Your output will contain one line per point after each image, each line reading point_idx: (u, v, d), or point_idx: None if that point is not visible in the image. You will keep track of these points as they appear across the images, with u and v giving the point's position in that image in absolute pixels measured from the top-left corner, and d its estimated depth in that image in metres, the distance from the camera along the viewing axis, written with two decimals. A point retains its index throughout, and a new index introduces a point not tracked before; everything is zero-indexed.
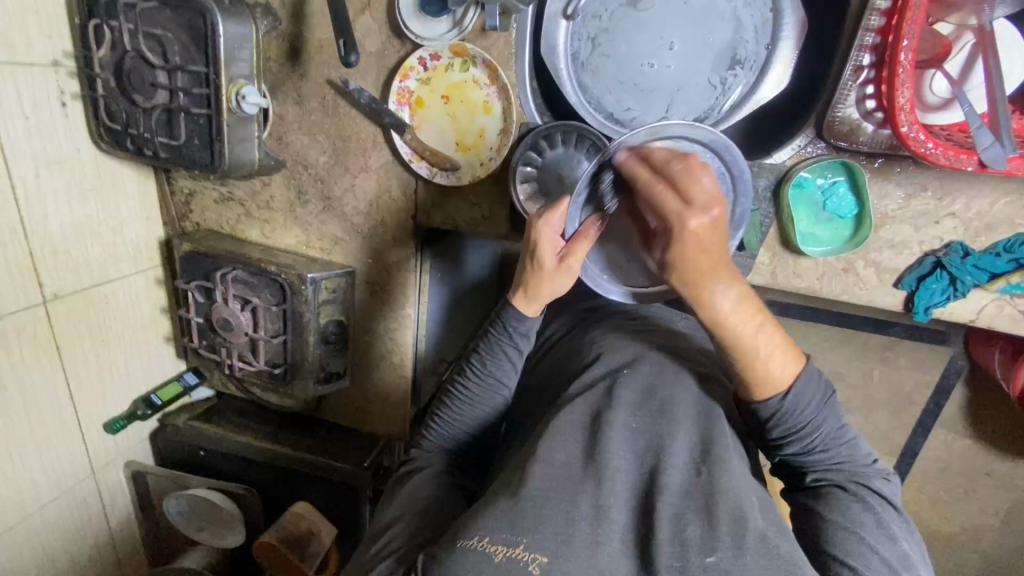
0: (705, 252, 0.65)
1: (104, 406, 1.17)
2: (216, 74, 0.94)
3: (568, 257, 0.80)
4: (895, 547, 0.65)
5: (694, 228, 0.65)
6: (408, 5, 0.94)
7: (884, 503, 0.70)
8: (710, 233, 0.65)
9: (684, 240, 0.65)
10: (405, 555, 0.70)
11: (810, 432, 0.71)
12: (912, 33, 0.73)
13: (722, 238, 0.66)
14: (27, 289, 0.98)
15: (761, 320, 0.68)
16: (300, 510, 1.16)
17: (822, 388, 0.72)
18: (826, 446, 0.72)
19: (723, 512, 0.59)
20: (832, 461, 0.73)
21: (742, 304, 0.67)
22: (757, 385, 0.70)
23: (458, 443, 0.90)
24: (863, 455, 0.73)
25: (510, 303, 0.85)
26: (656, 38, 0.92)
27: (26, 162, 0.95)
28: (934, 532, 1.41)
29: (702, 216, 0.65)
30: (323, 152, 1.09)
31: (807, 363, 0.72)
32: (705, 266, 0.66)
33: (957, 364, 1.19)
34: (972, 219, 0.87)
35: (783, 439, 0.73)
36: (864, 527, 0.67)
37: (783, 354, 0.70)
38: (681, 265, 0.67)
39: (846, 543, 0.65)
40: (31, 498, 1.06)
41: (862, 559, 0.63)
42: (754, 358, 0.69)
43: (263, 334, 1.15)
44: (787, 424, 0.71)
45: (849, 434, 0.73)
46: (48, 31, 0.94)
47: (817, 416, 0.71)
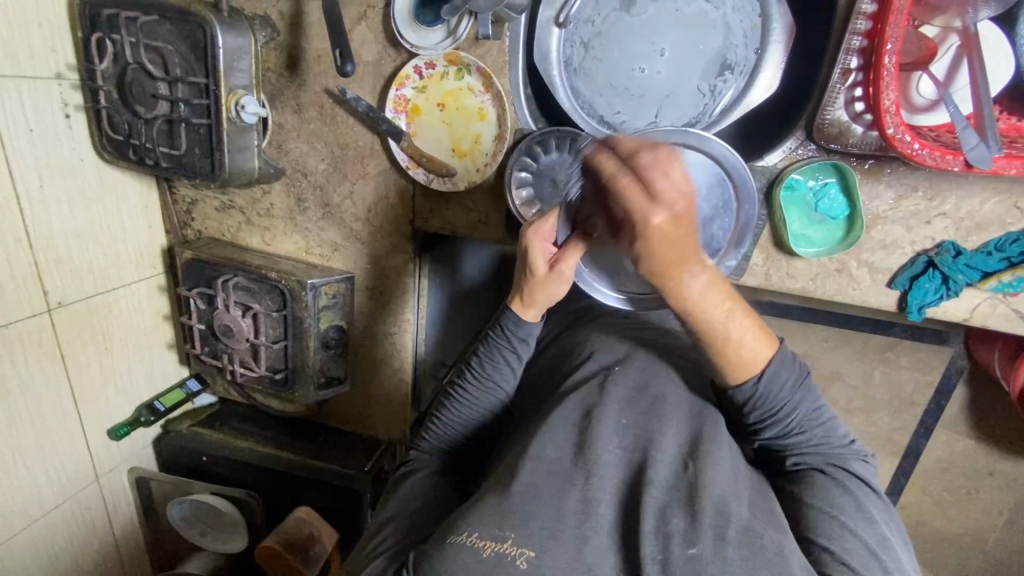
0: (671, 246, 0.63)
1: (108, 412, 1.18)
2: (216, 84, 0.96)
3: (559, 262, 0.82)
4: (873, 529, 0.66)
5: (659, 225, 0.62)
6: (402, 15, 0.96)
7: (861, 484, 0.71)
8: (675, 228, 0.62)
9: (649, 237, 0.62)
10: (396, 553, 0.72)
11: (785, 415, 0.73)
12: (896, 36, 0.74)
13: (691, 228, 0.63)
14: (32, 297, 0.99)
15: (731, 304, 0.69)
16: (302, 515, 1.18)
17: (796, 370, 0.73)
18: (802, 428, 0.73)
19: (707, 504, 0.60)
20: (810, 444, 0.74)
21: (711, 290, 0.68)
22: (730, 368, 0.72)
23: (455, 444, 0.91)
24: (840, 436, 0.74)
25: (507, 308, 0.86)
26: (648, 44, 0.94)
27: (31, 173, 0.97)
28: (937, 532, 1.40)
29: (667, 213, 0.61)
30: (321, 160, 1.11)
31: (781, 347, 0.74)
32: (674, 260, 0.64)
33: (957, 364, 1.20)
34: (963, 219, 0.88)
35: (760, 423, 0.74)
36: (844, 510, 0.67)
37: (753, 335, 0.71)
38: (648, 260, 0.65)
39: (826, 527, 0.65)
40: (35, 504, 1.08)
41: (840, 541, 0.64)
42: (726, 342, 0.70)
43: (264, 340, 1.17)
44: (763, 407, 0.73)
45: (825, 416, 0.74)
46: (52, 45, 0.96)
47: (793, 398, 0.72)
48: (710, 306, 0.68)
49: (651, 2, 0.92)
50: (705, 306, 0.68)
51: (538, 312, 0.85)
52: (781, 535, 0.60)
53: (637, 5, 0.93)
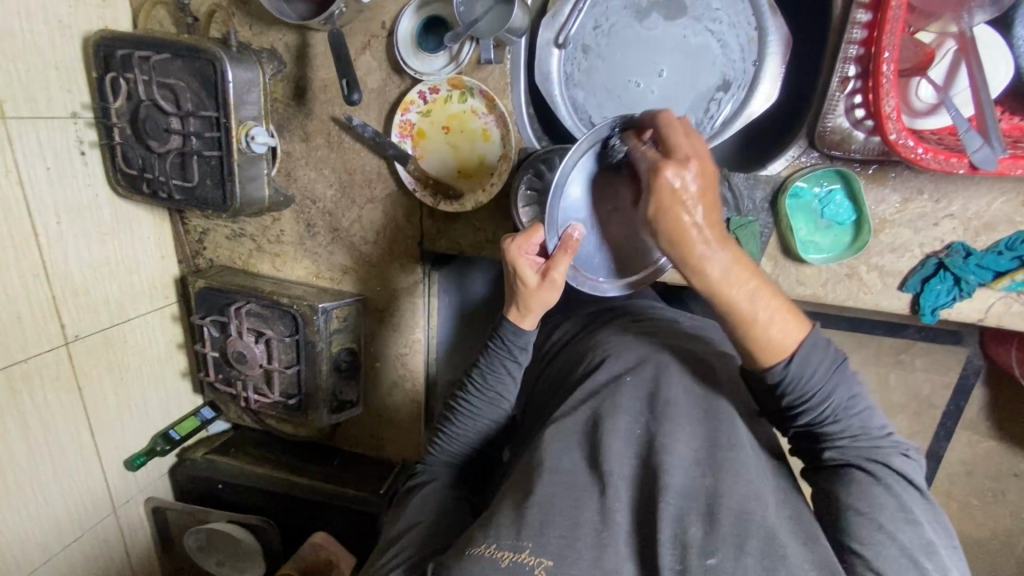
0: (681, 204, 0.66)
1: (124, 442, 1.19)
2: (226, 117, 0.98)
3: (550, 270, 0.80)
4: (916, 532, 0.65)
5: (670, 178, 0.66)
6: (406, 44, 0.99)
7: (902, 481, 0.69)
8: (692, 186, 0.66)
9: (660, 190, 0.66)
10: (413, 567, 0.72)
11: (820, 401, 0.71)
12: (892, 44, 0.75)
13: (709, 186, 0.67)
14: (49, 332, 1.01)
15: (755, 285, 0.67)
16: (320, 540, 1.20)
17: (830, 353, 0.71)
18: (838, 417, 0.71)
19: (727, 511, 0.59)
20: (848, 435, 0.71)
21: (736, 266, 0.67)
22: (760, 350, 0.70)
23: (462, 457, 0.91)
24: (878, 428, 0.72)
25: (505, 318, 0.85)
26: (648, 61, 0.96)
27: (48, 210, 0.99)
28: (967, 537, 1.38)
29: (679, 168, 0.66)
30: (330, 186, 1.13)
31: (813, 329, 0.71)
32: (690, 223, 0.66)
33: (974, 364, 1.19)
34: (971, 219, 0.88)
35: (795, 409, 0.72)
36: (885, 511, 0.66)
37: (783, 319, 0.69)
38: (660, 221, 0.67)
39: (864, 533, 0.64)
40: (55, 539, 1.08)
41: (879, 548, 0.63)
42: (753, 323, 0.68)
43: (276, 365, 1.17)
44: (797, 393, 0.71)
45: (862, 405, 0.72)
46: (68, 86, 0.99)
47: (826, 385, 0.70)
48: (732, 283, 0.67)
49: (662, 20, 0.94)
50: (726, 281, 0.67)
51: (535, 320, 0.85)
52: (806, 549, 0.59)
53: (649, 19, 0.94)
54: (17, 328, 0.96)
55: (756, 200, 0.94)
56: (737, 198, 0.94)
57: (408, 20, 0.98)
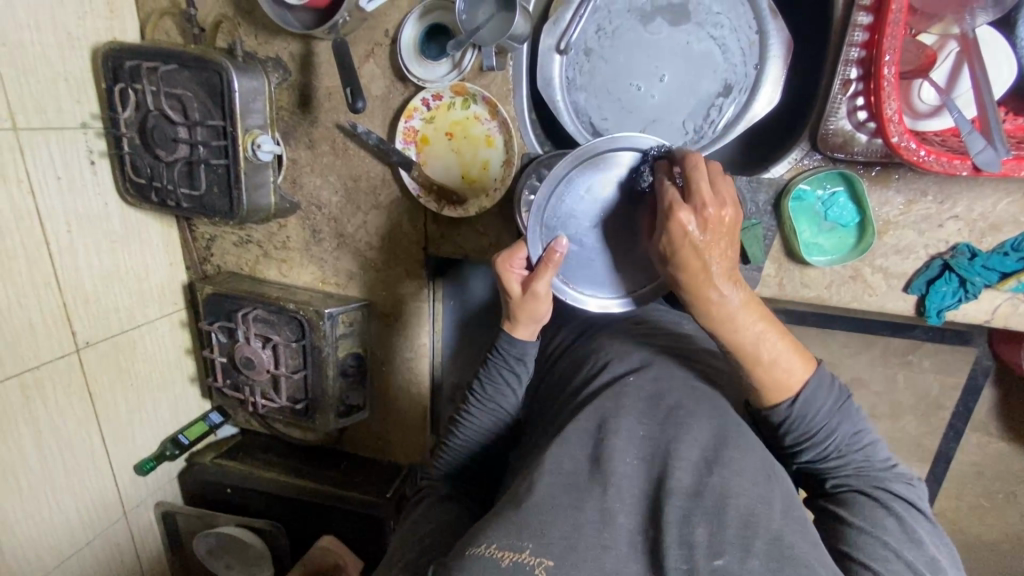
0: (694, 249, 0.67)
1: (134, 447, 1.20)
2: (233, 126, 0.99)
3: (533, 283, 0.82)
4: (921, 551, 0.64)
5: (683, 224, 0.67)
6: (408, 52, 1.00)
7: (907, 506, 0.69)
8: (702, 230, 0.67)
9: (672, 231, 0.68)
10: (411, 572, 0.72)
11: (823, 439, 0.72)
12: (893, 47, 0.75)
13: (723, 234, 0.68)
14: (61, 337, 1.03)
15: (764, 326, 0.70)
16: (327, 544, 1.21)
17: (835, 393, 0.72)
18: (840, 452, 0.72)
19: (732, 513, 0.59)
20: (851, 469, 0.72)
21: (747, 307, 0.69)
22: (768, 388, 0.72)
23: (462, 469, 0.91)
24: (882, 460, 0.72)
25: (499, 329, 0.88)
26: (650, 66, 0.96)
27: (59, 219, 1.01)
28: (977, 539, 1.37)
29: (694, 215, 0.67)
30: (335, 192, 1.14)
31: (819, 369, 0.74)
32: (701, 267, 0.68)
33: (983, 365, 1.18)
34: (976, 220, 0.88)
35: (797, 446, 0.74)
36: (888, 531, 0.66)
37: (791, 355, 0.71)
38: (673, 254, 0.69)
39: (870, 547, 0.64)
40: (67, 541, 1.09)
41: (885, 563, 0.63)
42: (758, 361, 0.70)
43: (283, 370, 1.19)
44: (800, 430, 0.72)
45: (865, 440, 0.72)
46: (78, 97, 1.01)
47: (829, 422, 0.72)
48: (741, 322, 0.69)
49: (667, 25, 0.95)
50: (733, 322, 0.69)
51: (528, 330, 0.86)
52: (813, 549, 0.59)
53: (653, 23, 0.95)
54: (29, 336, 0.97)
55: (759, 203, 0.94)
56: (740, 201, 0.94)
57: (411, 28, 0.99)
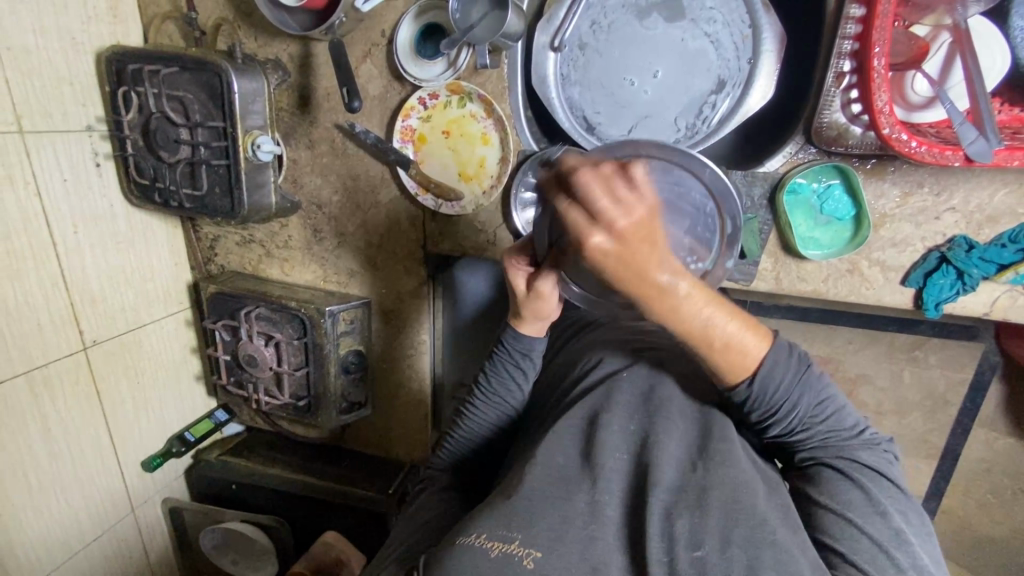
0: (625, 270, 0.57)
1: (140, 445, 1.23)
2: (233, 127, 1.01)
3: (537, 281, 0.83)
4: (886, 524, 0.65)
5: (601, 246, 0.56)
6: (404, 51, 1.01)
7: (872, 474, 0.69)
8: (625, 242, 0.56)
9: (595, 257, 0.57)
10: (407, 560, 0.73)
11: (786, 414, 0.71)
12: (883, 39, 0.75)
13: (648, 235, 0.56)
14: (68, 337, 1.05)
15: (714, 308, 0.64)
16: (330, 539, 1.23)
17: (795, 365, 0.71)
18: (805, 424, 0.72)
19: (717, 506, 0.60)
20: (816, 440, 0.72)
21: (695, 291, 0.62)
22: (726, 371, 0.69)
23: (462, 460, 0.92)
24: (846, 428, 0.72)
25: (505, 325, 0.89)
26: (645, 61, 0.97)
27: (66, 220, 1.03)
28: (985, 536, 1.36)
29: (607, 232, 0.56)
30: (335, 191, 1.15)
31: (775, 341, 0.71)
32: (638, 280, 0.58)
33: (989, 359, 1.17)
34: (973, 212, 0.87)
35: (762, 422, 0.73)
36: (854, 507, 0.66)
37: (743, 334, 0.68)
38: (612, 273, 0.59)
39: (832, 526, 0.65)
40: (75, 536, 1.12)
41: (851, 543, 0.63)
42: (713, 346, 0.66)
43: (286, 367, 1.20)
44: (762, 407, 0.71)
45: (829, 409, 0.72)
46: (82, 101, 1.03)
47: (791, 396, 0.70)
48: (691, 308, 0.63)
49: (663, 21, 0.95)
50: (681, 313, 0.62)
51: (535, 326, 0.87)
52: (793, 534, 0.59)
53: (649, 18, 0.95)
54: (37, 335, 1.00)
55: (754, 197, 0.94)
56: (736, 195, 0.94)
57: (407, 27, 1.00)
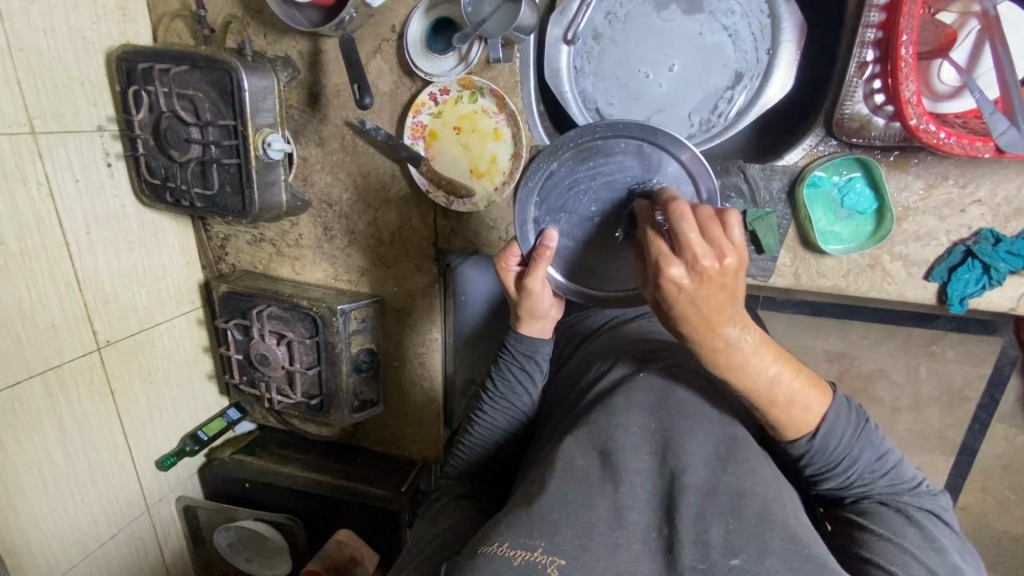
0: (693, 304, 0.62)
1: (155, 444, 1.23)
2: (244, 125, 1.00)
3: (526, 281, 0.82)
4: (943, 558, 0.64)
5: (675, 277, 0.61)
6: (415, 46, 0.99)
7: (934, 521, 0.68)
8: (697, 279, 0.60)
9: (664, 285, 0.62)
10: (425, 570, 0.72)
11: (845, 468, 0.70)
12: (910, 27, 0.73)
13: (730, 282, 0.61)
14: (82, 337, 1.05)
15: (779, 365, 0.66)
16: (342, 537, 1.22)
17: (853, 420, 0.70)
18: (864, 479, 0.70)
19: (748, 513, 0.59)
20: (876, 493, 0.70)
21: (763, 349, 0.65)
22: (785, 428, 0.69)
23: (476, 467, 0.91)
24: (907, 480, 0.71)
25: (509, 327, 0.89)
26: (661, 54, 0.95)
27: (78, 220, 1.03)
28: (1004, 533, 1.34)
29: (683, 265, 0.61)
30: (345, 189, 1.15)
31: (835, 396, 0.71)
32: (705, 318, 0.62)
33: (1011, 355, 1.14)
34: (1000, 205, 0.85)
35: (819, 476, 0.71)
36: (910, 540, 0.65)
37: (807, 394, 0.68)
38: (676, 307, 0.63)
39: (891, 553, 0.64)
40: (93, 535, 1.12)
41: (905, 565, 0.62)
42: (775, 403, 0.67)
43: (298, 366, 1.20)
44: (821, 463, 0.70)
45: (889, 464, 0.70)
46: (93, 100, 1.03)
47: (851, 451, 0.69)
48: (757, 366, 0.65)
49: (681, 13, 0.93)
50: (747, 369, 0.64)
51: (536, 326, 0.87)
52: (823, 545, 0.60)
53: (667, 10, 0.93)
54: (51, 334, 1.00)
55: (774, 190, 0.93)
56: (753, 190, 0.93)
57: (418, 21, 0.99)
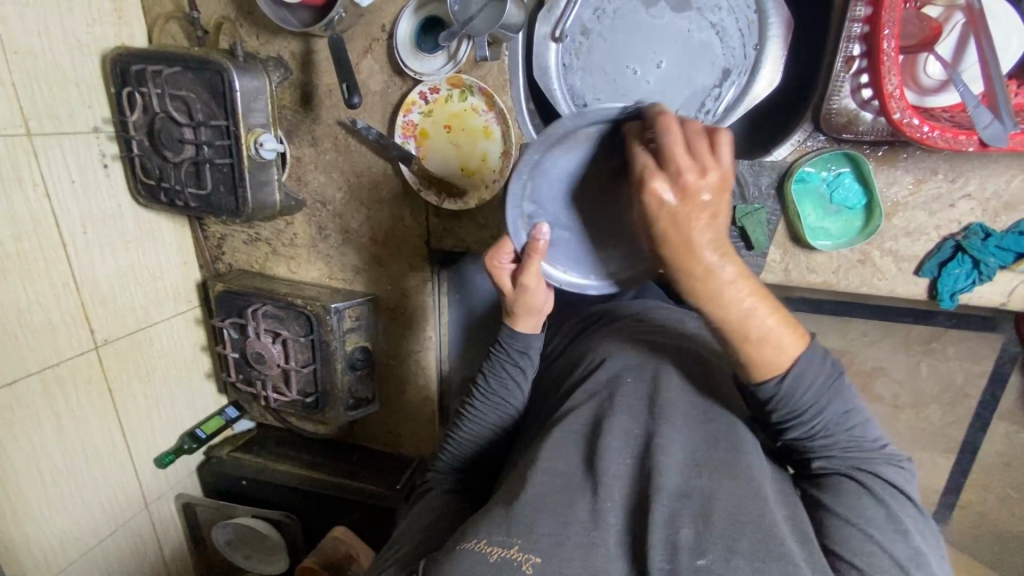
0: (672, 221, 0.63)
1: (153, 442, 1.24)
2: (236, 125, 1.01)
3: (523, 277, 0.82)
4: (907, 543, 0.63)
5: (657, 193, 0.63)
6: (404, 45, 1.00)
7: (894, 492, 0.67)
8: (681, 197, 0.62)
9: (649, 200, 0.64)
10: (405, 563, 0.73)
11: (811, 417, 0.69)
12: (893, 20, 0.73)
13: (717, 197, 0.63)
14: (81, 336, 1.06)
15: (755, 299, 0.65)
16: (338, 534, 1.23)
17: (826, 370, 0.69)
18: (828, 432, 0.69)
19: (718, 516, 0.59)
20: (837, 448, 0.70)
21: (741, 280, 0.64)
22: (756, 369, 0.68)
23: (463, 462, 0.92)
24: (870, 440, 0.70)
25: (502, 324, 0.89)
26: (648, 51, 0.95)
27: (75, 221, 1.04)
28: (1006, 531, 1.33)
29: (668, 184, 0.62)
30: (338, 188, 1.15)
31: (813, 343, 0.69)
32: (686, 238, 0.63)
33: (1010, 351, 1.14)
34: (989, 199, 0.85)
35: (784, 423, 0.71)
36: (874, 522, 0.64)
37: (782, 332, 0.67)
38: (657, 224, 0.64)
39: (854, 543, 0.63)
40: (91, 533, 1.14)
41: (869, 558, 0.62)
42: (747, 338, 0.66)
43: (293, 365, 1.21)
44: (787, 408, 0.69)
45: (855, 419, 0.70)
46: (89, 102, 1.04)
47: (820, 400, 0.68)
48: (735, 293, 0.65)
49: (669, 10, 0.93)
50: (722, 297, 0.64)
51: (531, 322, 0.87)
52: (799, 548, 0.58)
53: (656, 7, 0.93)
54: (49, 334, 1.01)
55: (762, 186, 0.92)
56: (742, 186, 0.92)
57: (407, 21, 0.99)
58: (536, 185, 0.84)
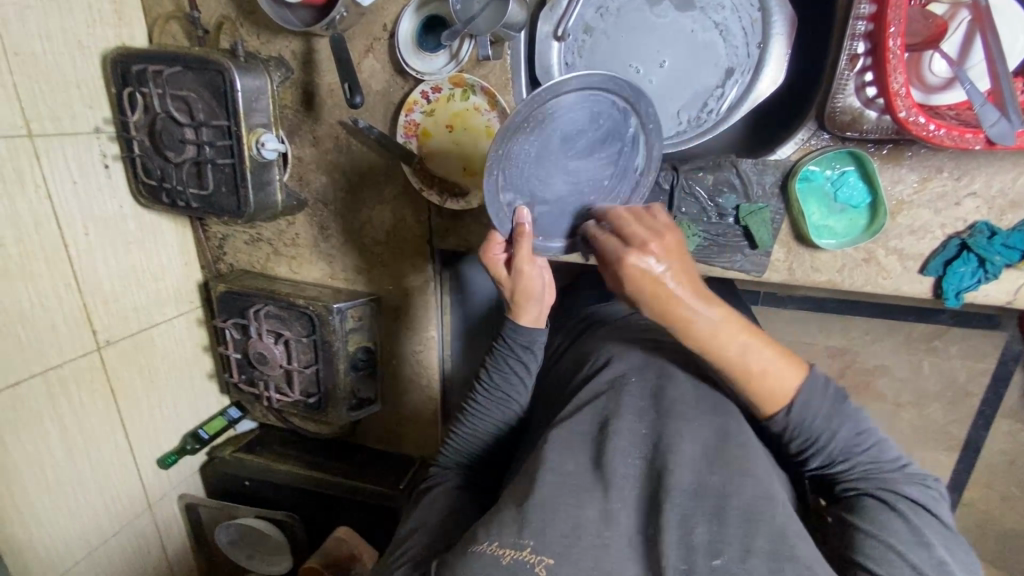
0: (653, 286, 0.67)
1: (156, 443, 1.24)
2: (238, 125, 1.01)
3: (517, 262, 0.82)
4: (930, 555, 0.62)
5: (633, 266, 0.67)
6: (406, 44, 1.00)
7: (921, 510, 0.66)
8: (657, 263, 0.67)
9: (629, 276, 0.67)
10: (417, 564, 0.73)
11: (826, 443, 0.70)
12: (898, 18, 0.72)
13: (677, 257, 0.68)
14: (83, 337, 1.06)
15: (747, 338, 0.68)
16: (344, 534, 1.22)
17: (830, 395, 0.70)
18: (846, 456, 0.70)
19: (733, 517, 0.59)
20: (858, 470, 0.70)
21: (730, 321, 0.68)
22: (760, 400, 0.70)
23: (469, 457, 0.91)
24: (890, 460, 0.70)
25: (505, 320, 0.89)
26: (651, 50, 0.95)
27: (77, 223, 1.04)
28: (1010, 530, 1.32)
29: (640, 257, 0.67)
30: (340, 188, 1.15)
31: (811, 370, 0.72)
32: (669, 299, 0.67)
33: (1014, 349, 1.13)
34: (995, 197, 0.84)
35: (803, 452, 0.72)
36: (899, 536, 0.63)
37: (779, 365, 0.69)
38: (643, 293, 0.68)
39: (876, 552, 0.62)
40: (96, 535, 1.14)
41: (889, 567, 0.61)
42: (749, 374, 0.69)
43: (296, 365, 1.21)
44: (802, 437, 0.71)
45: (870, 440, 0.70)
46: (90, 102, 1.04)
47: (831, 425, 0.70)
48: (725, 339, 0.68)
49: (672, 9, 0.93)
50: (716, 337, 0.67)
51: (533, 312, 0.86)
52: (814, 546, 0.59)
53: (659, 5, 0.93)
54: (51, 336, 1.01)
55: (766, 185, 0.92)
56: (745, 184, 0.93)
57: (408, 20, 0.99)
58: (507, 174, 0.80)
